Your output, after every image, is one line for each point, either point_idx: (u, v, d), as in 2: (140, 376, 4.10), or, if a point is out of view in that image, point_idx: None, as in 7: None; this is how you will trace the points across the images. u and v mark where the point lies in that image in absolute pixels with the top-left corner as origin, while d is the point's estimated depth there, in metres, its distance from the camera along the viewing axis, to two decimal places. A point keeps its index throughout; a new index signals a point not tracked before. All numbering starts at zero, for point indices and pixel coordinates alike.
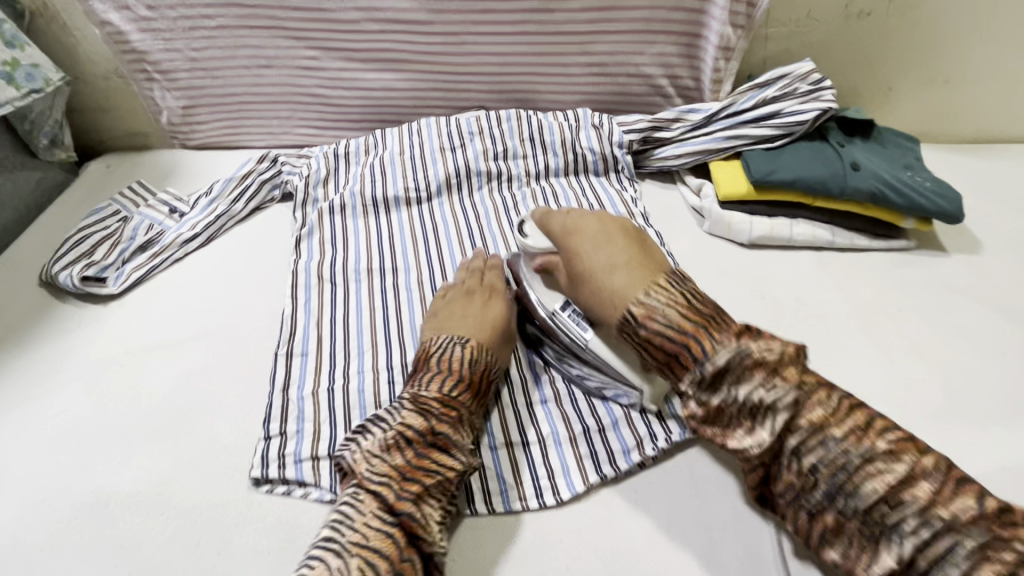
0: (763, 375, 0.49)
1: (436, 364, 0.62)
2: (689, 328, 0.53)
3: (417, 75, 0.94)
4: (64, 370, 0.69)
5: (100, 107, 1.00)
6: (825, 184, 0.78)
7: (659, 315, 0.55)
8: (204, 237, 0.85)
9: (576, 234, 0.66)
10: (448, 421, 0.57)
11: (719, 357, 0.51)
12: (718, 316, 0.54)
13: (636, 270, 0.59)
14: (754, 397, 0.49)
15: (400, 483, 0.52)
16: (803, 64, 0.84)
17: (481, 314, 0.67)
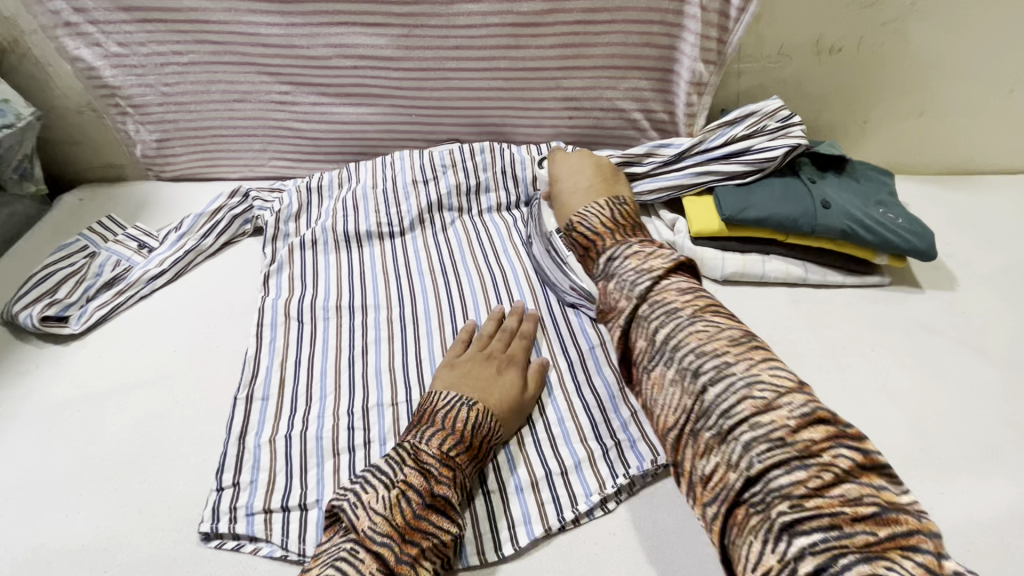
0: (639, 260, 0.61)
1: (442, 420, 0.59)
2: (603, 229, 0.67)
3: (390, 109, 0.94)
4: (17, 417, 0.67)
5: (74, 140, 1.00)
6: (797, 222, 0.77)
7: (589, 221, 0.69)
8: (172, 273, 0.84)
9: (559, 164, 0.82)
10: (447, 482, 0.55)
11: (612, 246, 0.65)
12: (634, 226, 0.69)
13: (584, 193, 0.76)
14: (622, 277, 0.60)
15: (401, 544, 0.50)
16: (772, 101, 0.84)
17: (494, 379, 0.64)
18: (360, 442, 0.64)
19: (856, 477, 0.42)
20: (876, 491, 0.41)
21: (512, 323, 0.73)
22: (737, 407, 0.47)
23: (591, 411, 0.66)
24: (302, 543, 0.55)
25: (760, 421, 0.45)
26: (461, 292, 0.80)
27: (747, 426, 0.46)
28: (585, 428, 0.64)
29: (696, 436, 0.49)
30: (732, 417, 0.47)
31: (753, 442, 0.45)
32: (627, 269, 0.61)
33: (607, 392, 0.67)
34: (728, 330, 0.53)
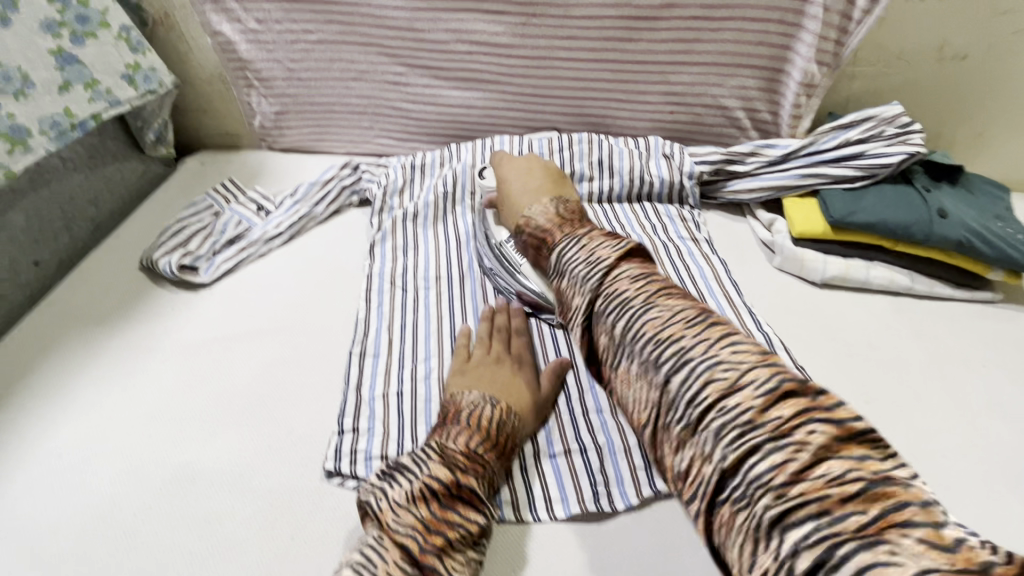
0: (586, 249, 0.60)
1: (465, 419, 0.59)
2: (550, 227, 0.69)
3: (496, 94, 0.97)
4: (159, 350, 0.75)
5: (202, 109, 1.09)
6: (909, 229, 0.76)
7: (535, 221, 0.72)
8: (286, 236, 0.90)
9: (503, 165, 0.84)
10: (473, 473, 0.55)
11: (564, 242, 0.65)
12: (579, 221, 0.70)
13: (533, 190, 0.78)
14: (574, 271, 0.59)
15: (425, 535, 0.50)
16: (892, 107, 0.83)
17: (508, 378, 0.65)
18: None
19: (837, 452, 0.37)
20: (865, 466, 0.36)
21: (503, 321, 0.73)
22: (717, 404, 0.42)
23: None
24: None
25: (714, 378, 0.44)
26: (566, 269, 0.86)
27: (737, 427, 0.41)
28: None
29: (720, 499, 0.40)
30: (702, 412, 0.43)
31: (722, 421, 0.42)
32: (577, 261, 0.60)
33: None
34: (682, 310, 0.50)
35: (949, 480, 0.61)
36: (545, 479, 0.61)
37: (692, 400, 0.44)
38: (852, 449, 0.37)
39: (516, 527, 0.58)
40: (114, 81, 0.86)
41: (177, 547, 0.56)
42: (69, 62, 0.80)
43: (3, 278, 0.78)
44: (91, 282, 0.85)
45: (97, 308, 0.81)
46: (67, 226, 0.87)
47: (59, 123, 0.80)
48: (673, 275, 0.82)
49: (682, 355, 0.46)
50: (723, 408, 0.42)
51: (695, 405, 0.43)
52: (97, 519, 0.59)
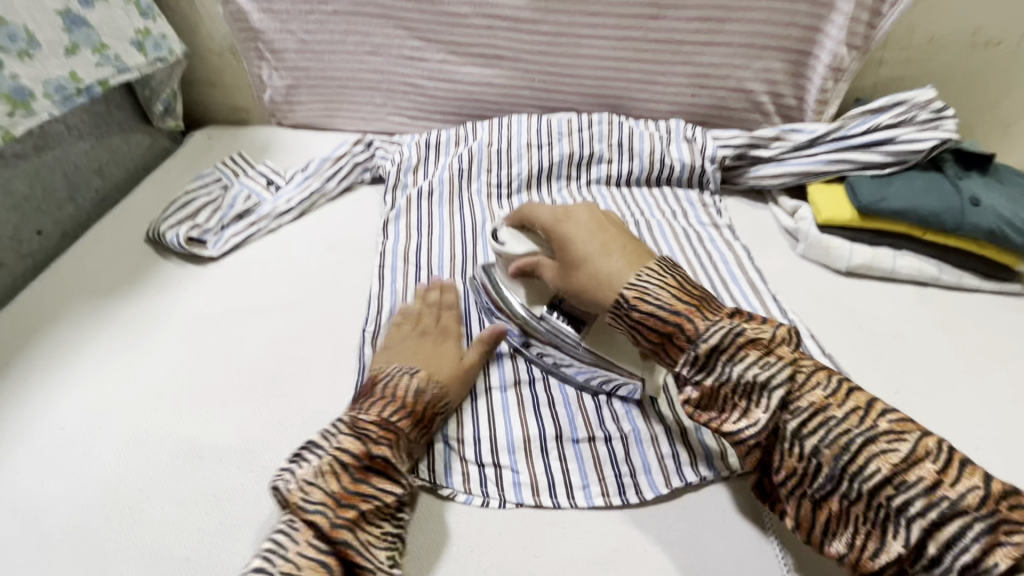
0: (756, 352, 0.48)
1: (382, 390, 0.57)
2: (682, 307, 0.51)
3: (514, 72, 0.94)
4: (166, 324, 0.72)
5: (210, 81, 1.05)
6: (940, 217, 0.74)
7: (651, 295, 0.52)
8: (297, 212, 0.88)
9: (566, 221, 0.61)
10: (387, 443, 0.53)
11: (707, 333, 0.49)
12: (710, 296, 0.53)
13: (630, 259, 0.55)
14: (746, 376, 0.48)
15: (336, 511, 0.48)
16: (924, 92, 0.81)
17: (432, 352, 0.64)
18: (482, 389, 0.65)
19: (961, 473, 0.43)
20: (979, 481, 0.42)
21: (436, 296, 0.71)
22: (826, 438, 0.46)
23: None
24: (434, 473, 0.58)
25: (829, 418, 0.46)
26: None
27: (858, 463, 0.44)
28: None
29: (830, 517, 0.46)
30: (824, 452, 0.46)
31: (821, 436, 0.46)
32: (745, 359, 0.48)
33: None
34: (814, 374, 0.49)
35: None
36: (566, 465, 0.60)
37: (845, 455, 0.45)
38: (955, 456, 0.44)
39: (536, 512, 0.57)
40: (123, 47, 0.83)
41: (184, 523, 0.54)
42: (75, 24, 0.77)
43: (5, 245, 0.76)
44: (95, 253, 0.82)
45: (102, 279, 0.78)
46: (70, 195, 0.85)
47: (65, 88, 0.77)
48: (694, 261, 0.80)
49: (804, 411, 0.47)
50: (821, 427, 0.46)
51: (844, 458, 0.45)
52: (102, 493, 0.57)
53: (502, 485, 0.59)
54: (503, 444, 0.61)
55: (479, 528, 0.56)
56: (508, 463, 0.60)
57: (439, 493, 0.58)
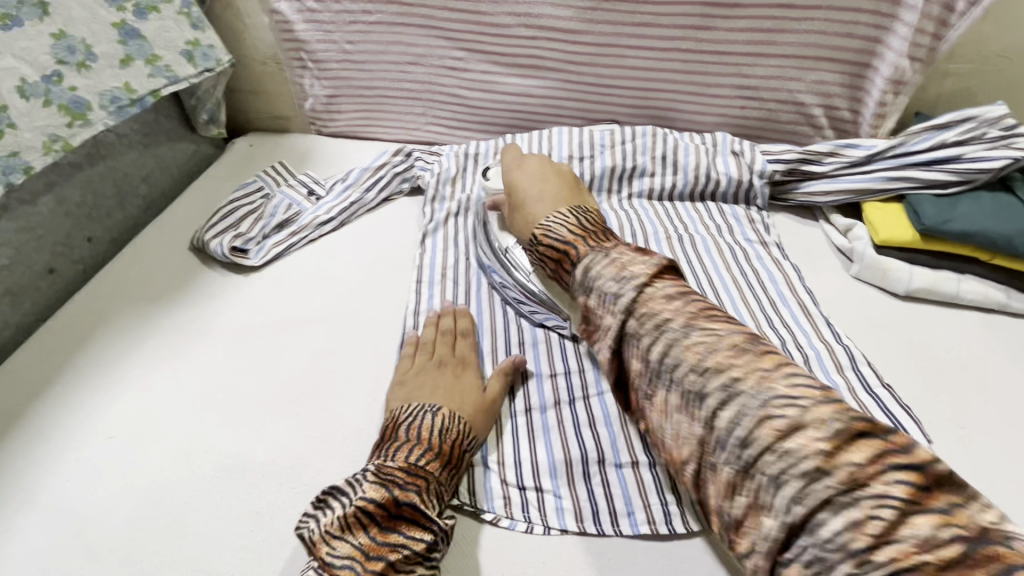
0: (615, 267, 0.51)
1: (404, 433, 0.55)
2: (573, 239, 0.58)
3: (555, 83, 0.93)
4: (210, 334, 0.73)
5: (253, 90, 1.07)
6: (1011, 241, 0.70)
7: (552, 232, 0.60)
8: (336, 222, 0.88)
9: (520, 168, 0.73)
10: (415, 489, 0.51)
11: (587, 255, 0.55)
12: (606, 234, 0.59)
13: (558, 201, 0.66)
14: (602, 289, 0.50)
15: (363, 564, 0.46)
16: (996, 108, 0.77)
17: (453, 385, 0.62)
18: (522, 409, 0.64)
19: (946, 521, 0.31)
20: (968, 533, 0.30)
21: (449, 323, 0.70)
22: (759, 438, 0.37)
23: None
24: (474, 495, 0.57)
25: (772, 417, 0.37)
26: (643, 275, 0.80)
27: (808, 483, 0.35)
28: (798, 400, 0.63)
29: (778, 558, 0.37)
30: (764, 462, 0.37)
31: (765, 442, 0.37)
32: (607, 275, 0.51)
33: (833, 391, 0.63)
34: (727, 335, 0.42)
35: None
36: (609, 490, 0.58)
37: (748, 442, 0.38)
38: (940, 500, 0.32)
39: (580, 540, 0.55)
40: (174, 57, 0.84)
41: (228, 539, 0.54)
42: (130, 36, 0.79)
43: (58, 252, 0.77)
44: (142, 260, 0.84)
45: (148, 287, 0.79)
46: (119, 202, 0.86)
47: (119, 99, 0.78)
48: (741, 280, 0.77)
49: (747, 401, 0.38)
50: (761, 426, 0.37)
51: (751, 446, 0.37)
52: (149, 505, 0.57)
53: (544, 510, 0.57)
54: (544, 467, 0.60)
55: (522, 555, 0.54)
56: (551, 486, 0.59)
57: (480, 517, 0.57)
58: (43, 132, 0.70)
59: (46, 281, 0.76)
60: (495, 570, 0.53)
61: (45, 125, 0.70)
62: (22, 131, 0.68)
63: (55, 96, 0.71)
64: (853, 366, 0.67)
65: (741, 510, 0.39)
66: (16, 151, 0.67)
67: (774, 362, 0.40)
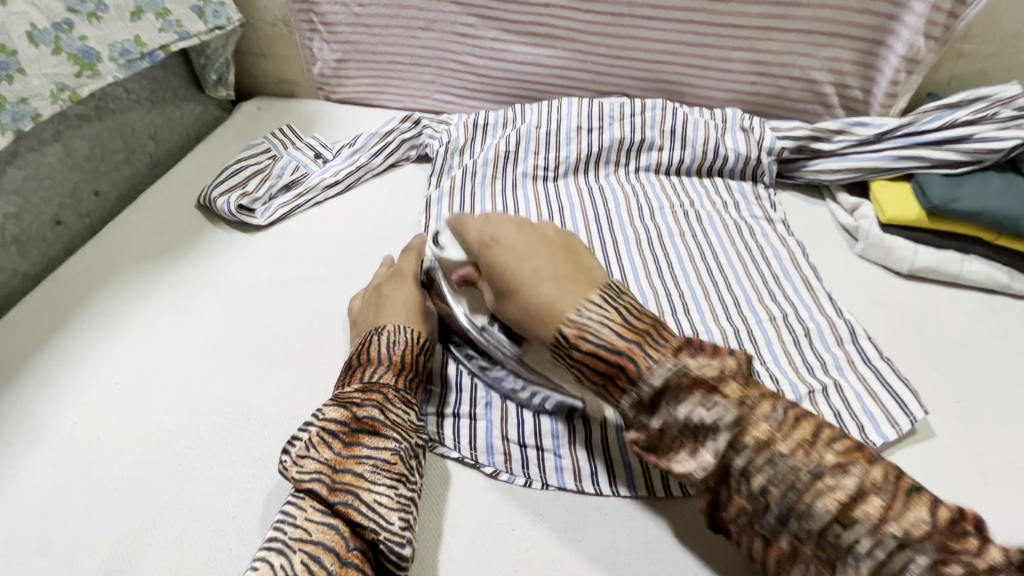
0: (701, 394, 0.44)
1: (355, 360, 0.59)
2: (625, 345, 0.47)
3: (567, 53, 0.92)
4: (216, 289, 0.74)
5: (262, 52, 1.06)
6: (1017, 221, 0.70)
7: (592, 334, 0.48)
8: (343, 185, 0.88)
9: (498, 246, 0.57)
10: (372, 404, 0.54)
11: (653, 368, 0.45)
12: (658, 328, 0.48)
13: (570, 280, 0.52)
14: (693, 419, 0.44)
15: (331, 476, 0.49)
16: (1008, 87, 0.76)
17: (394, 301, 0.64)
18: None
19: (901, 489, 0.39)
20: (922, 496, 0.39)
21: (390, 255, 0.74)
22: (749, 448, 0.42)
23: (815, 372, 0.64)
24: (474, 449, 0.59)
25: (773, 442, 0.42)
26: (665, 256, 0.78)
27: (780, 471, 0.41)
28: (822, 366, 0.65)
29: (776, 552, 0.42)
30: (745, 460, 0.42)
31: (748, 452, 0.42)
32: (690, 403, 0.44)
33: (832, 362, 0.65)
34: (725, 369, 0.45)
35: None
36: (614, 439, 0.58)
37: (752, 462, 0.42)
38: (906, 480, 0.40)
39: (576, 497, 0.56)
40: (184, 13, 0.83)
41: (232, 483, 0.55)
42: None
43: (64, 203, 0.78)
44: (149, 216, 0.84)
45: (154, 243, 0.80)
46: (126, 157, 0.86)
47: (129, 52, 0.78)
48: (746, 255, 0.78)
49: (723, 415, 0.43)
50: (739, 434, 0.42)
51: (743, 451, 0.42)
52: (154, 448, 0.58)
53: (543, 466, 0.58)
54: (545, 426, 0.60)
55: (519, 511, 0.55)
56: (551, 446, 0.59)
57: (481, 470, 0.58)
58: (52, 80, 0.70)
59: (53, 232, 0.77)
60: (495, 522, 0.54)
61: (54, 73, 0.70)
62: (31, 78, 0.68)
63: (65, 44, 0.71)
64: (853, 340, 0.67)
65: (732, 509, 0.44)
66: (25, 98, 0.67)
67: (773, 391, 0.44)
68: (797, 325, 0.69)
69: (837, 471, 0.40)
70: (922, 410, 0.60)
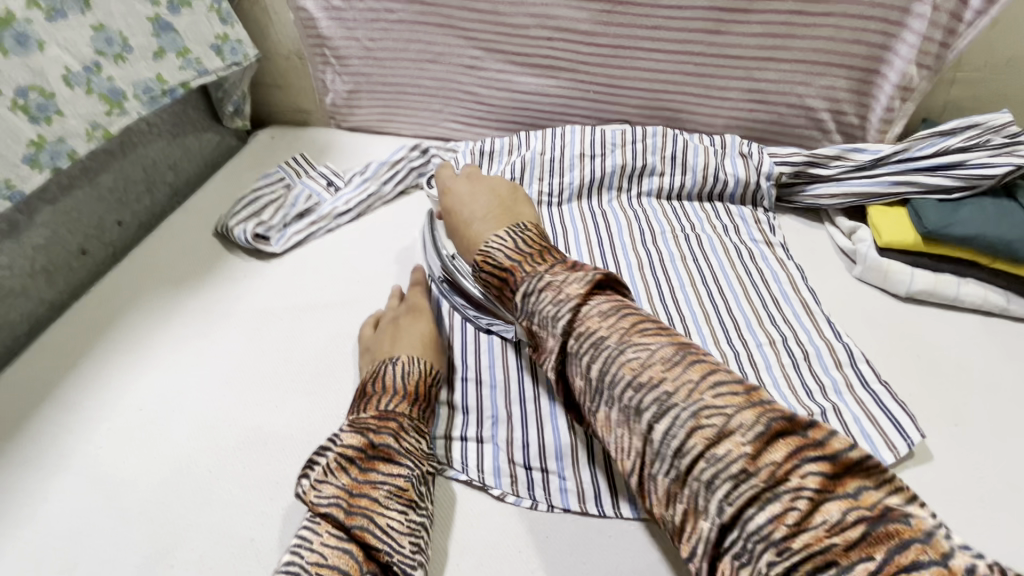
0: (552, 292, 0.52)
1: (371, 387, 0.61)
2: (511, 263, 0.57)
3: (569, 82, 0.96)
4: (233, 315, 0.76)
5: (277, 84, 1.10)
6: (1012, 245, 0.72)
7: (493, 256, 0.59)
8: (355, 212, 0.91)
9: (450, 194, 0.72)
10: (388, 432, 0.56)
11: (526, 278, 0.55)
12: (550, 249, 0.58)
13: (494, 219, 0.64)
14: (541, 313, 0.52)
15: (349, 501, 0.51)
16: (1000, 115, 0.79)
17: (411, 331, 0.67)
18: (530, 395, 0.66)
19: (834, 493, 0.36)
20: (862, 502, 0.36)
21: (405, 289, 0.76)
22: (691, 444, 0.41)
23: (814, 396, 0.66)
24: (481, 471, 0.61)
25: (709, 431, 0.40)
26: (666, 277, 0.80)
27: (704, 462, 0.40)
28: (817, 388, 0.67)
29: (717, 556, 0.40)
30: (684, 456, 0.41)
31: (677, 437, 0.41)
32: (544, 300, 0.52)
33: (831, 385, 0.67)
34: (658, 349, 0.45)
35: None
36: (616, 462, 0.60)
37: (683, 453, 0.41)
38: (847, 486, 0.37)
39: (581, 518, 0.57)
40: (204, 51, 0.88)
41: (250, 507, 0.57)
42: (164, 29, 0.82)
43: (90, 234, 0.81)
44: (170, 244, 0.87)
45: (174, 271, 0.83)
46: (148, 188, 0.90)
47: (152, 89, 0.83)
48: (746, 278, 0.80)
49: (664, 403, 0.42)
50: (673, 420, 0.42)
51: (680, 455, 0.41)
52: (175, 472, 0.60)
53: (548, 488, 0.60)
54: (550, 449, 0.62)
55: (526, 530, 0.57)
56: (556, 468, 0.61)
57: (489, 492, 0.60)
58: (86, 119, 0.74)
59: (79, 262, 0.80)
60: (502, 542, 0.56)
61: (87, 113, 0.74)
62: (68, 118, 0.72)
63: (96, 85, 0.75)
64: (852, 363, 0.69)
65: (680, 516, 0.43)
66: (63, 137, 0.71)
67: (700, 372, 0.43)
68: (797, 348, 0.71)
69: (770, 473, 0.38)
70: (920, 434, 0.61)
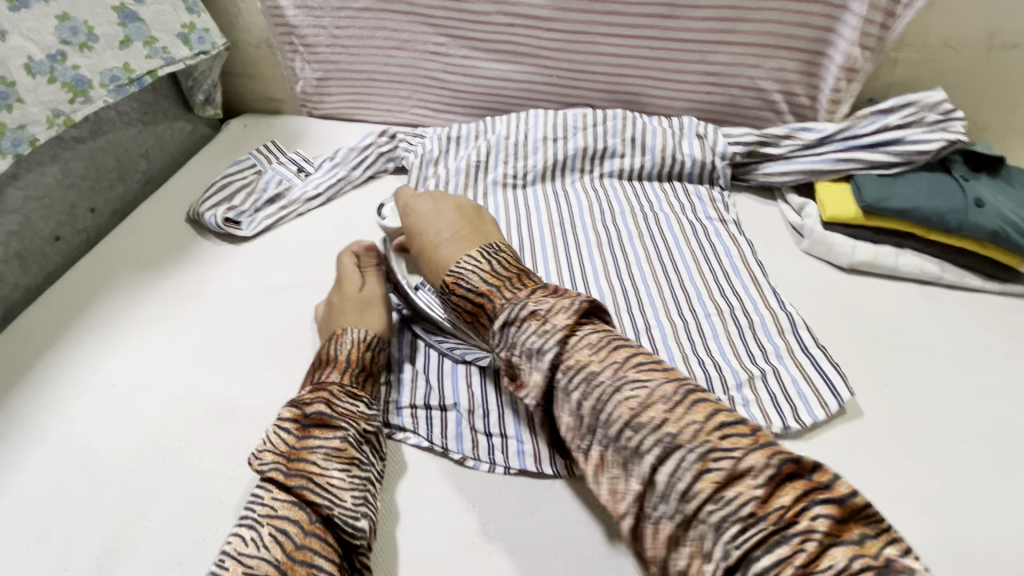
0: (538, 326, 0.53)
1: (311, 366, 0.64)
2: (487, 288, 0.59)
3: (531, 69, 0.98)
4: (204, 297, 0.79)
5: (248, 73, 1.12)
6: (943, 217, 0.76)
7: (465, 279, 0.61)
8: (324, 197, 0.94)
9: (413, 216, 0.71)
10: (321, 400, 0.59)
11: (507, 306, 0.56)
12: (528, 274, 0.61)
13: (465, 240, 0.65)
14: (525, 345, 0.53)
15: (288, 463, 0.54)
16: (933, 93, 0.83)
17: (338, 304, 0.70)
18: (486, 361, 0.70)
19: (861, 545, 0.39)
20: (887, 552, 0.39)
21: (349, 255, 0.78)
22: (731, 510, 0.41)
23: (756, 360, 0.70)
24: (444, 438, 0.64)
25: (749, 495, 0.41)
26: (623, 253, 0.84)
27: (739, 522, 0.40)
28: (756, 354, 0.71)
29: None
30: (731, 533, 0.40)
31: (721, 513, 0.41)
32: (529, 331, 0.54)
33: (773, 351, 0.71)
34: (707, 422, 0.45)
35: (964, 460, 0.62)
36: None
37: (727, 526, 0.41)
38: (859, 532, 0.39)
39: (533, 477, 0.61)
40: (170, 39, 0.90)
41: (220, 473, 0.61)
42: (129, 18, 0.84)
43: (63, 221, 0.83)
44: (143, 230, 0.89)
45: (147, 257, 0.85)
46: (120, 176, 0.92)
47: (118, 78, 0.84)
48: (699, 253, 0.83)
49: (720, 487, 0.42)
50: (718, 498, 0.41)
51: (725, 531, 0.41)
52: (148, 442, 0.63)
53: (508, 452, 0.63)
54: (507, 415, 0.65)
55: (482, 487, 0.61)
56: (515, 433, 0.64)
57: (450, 457, 0.63)
58: (48, 107, 0.76)
59: (52, 247, 0.82)
60: (458, 499, 0.60)
61: (50, 100, 0.76)
62: (30, 105, 0.74)
63: (60, 74, 0.77)
64: (794, 330, 0.73)
65: (684, 560, 0.43)
66: (25, 124, 0.73)
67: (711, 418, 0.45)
68: (742, 317, 0.74)
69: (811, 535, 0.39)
70: (849, 393, 0.66)
